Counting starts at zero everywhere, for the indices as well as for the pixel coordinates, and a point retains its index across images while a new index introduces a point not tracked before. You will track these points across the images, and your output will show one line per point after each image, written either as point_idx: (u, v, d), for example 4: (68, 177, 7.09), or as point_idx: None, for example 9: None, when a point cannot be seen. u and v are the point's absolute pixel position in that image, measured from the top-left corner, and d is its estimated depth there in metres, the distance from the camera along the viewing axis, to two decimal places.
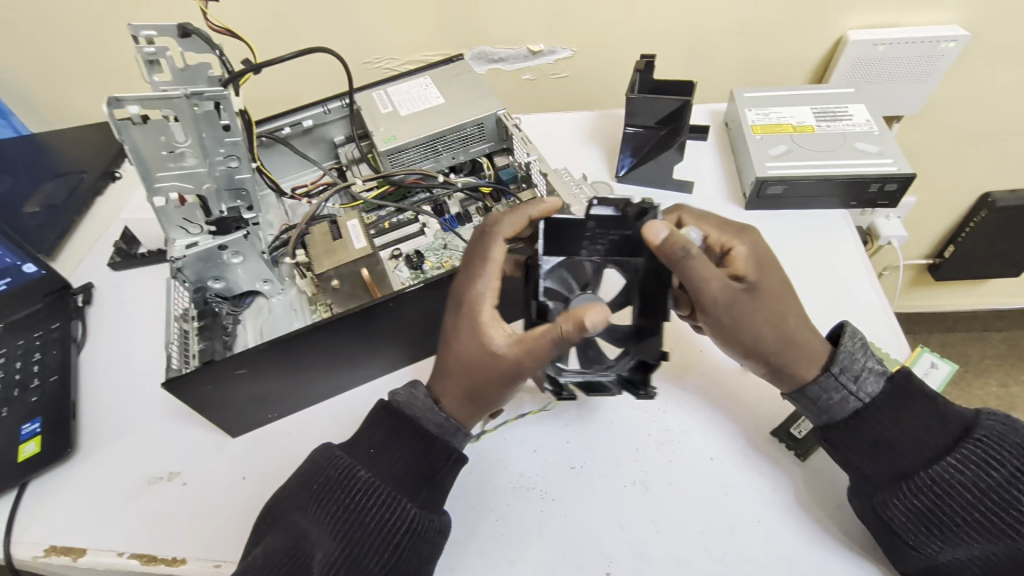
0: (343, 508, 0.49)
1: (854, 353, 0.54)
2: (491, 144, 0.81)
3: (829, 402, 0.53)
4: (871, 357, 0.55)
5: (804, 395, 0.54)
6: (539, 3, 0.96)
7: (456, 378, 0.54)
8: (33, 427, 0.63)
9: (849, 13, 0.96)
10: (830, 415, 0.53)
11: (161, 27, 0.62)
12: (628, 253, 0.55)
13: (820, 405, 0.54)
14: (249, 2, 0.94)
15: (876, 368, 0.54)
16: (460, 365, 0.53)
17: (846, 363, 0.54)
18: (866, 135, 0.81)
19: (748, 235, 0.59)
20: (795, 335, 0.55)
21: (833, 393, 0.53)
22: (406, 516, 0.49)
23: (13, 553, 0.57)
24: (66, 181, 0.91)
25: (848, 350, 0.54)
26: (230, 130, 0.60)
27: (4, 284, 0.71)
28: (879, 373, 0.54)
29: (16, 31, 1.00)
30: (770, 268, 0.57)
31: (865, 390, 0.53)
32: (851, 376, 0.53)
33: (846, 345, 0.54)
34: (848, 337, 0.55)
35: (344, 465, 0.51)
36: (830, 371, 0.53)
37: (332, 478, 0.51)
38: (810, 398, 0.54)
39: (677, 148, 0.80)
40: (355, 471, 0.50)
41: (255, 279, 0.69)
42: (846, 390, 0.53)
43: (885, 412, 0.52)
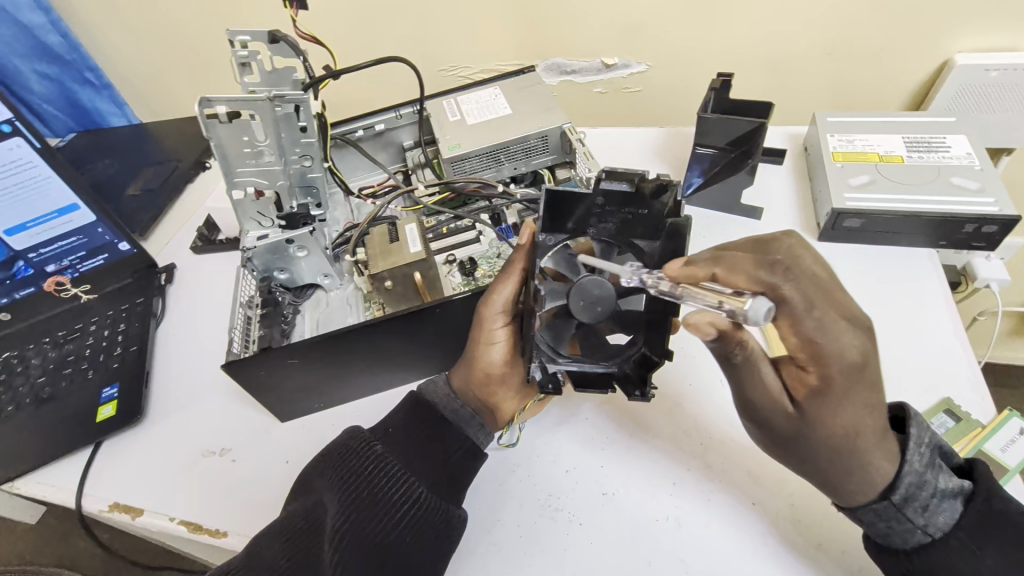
0: (355, 474, 0.50)
1: (923, 477, 0.46)
2: (554, 156, 0.81)
3: (888, 530, 0.47)
4: (944, 477, 0.46)
5: (856, 517, 0.48)
6: (616, 17, 0.95)
7: (465, 364, 0.57)
8: (111, 390, 0.69)
9: (956, 36, 0.88)
10: (890, 541, 0.47)
11: (255, 32, 0.66)
12: (642, 236, 0.50)
13: (877, 529, 0.47)
14: (339, 10, 0.99)
15: (949, 489, 0.46)
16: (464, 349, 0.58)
17: (913, 491, 0.45)
18: (966, 169, 0.73)
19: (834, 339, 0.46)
20: (827, 465, 0.48)
21: (892, 523, 0.46)
22: (412, 493, 0.50)
23: (83, 505, 0.62)
24: (163, 168, 1.00)
25: (916, 471, 0.46)
26: (306, 131, 0.65)
27: (102, 259, 0.79)
28: (956, 493, 0.46)
29: (136, 31, 1.11)
30: (840, 393, 0.46)
31: (935, 522, 0.45)
32: (919, 507, 0.46)
33: (913, 466, 0.46)
34: (914, 449, 0.46)
35: (362, 437, 0.53)
36: (889, 500, 0.46)
37: (353, 448, 0.52)
38: (863, 521, 0.47)
39: (748, 171, 0.75)
40: (372, 443, 0.52)
41: (316, 274, 0.73)
42: (911, 523, 0.46)
43: (972, 536, 0.45)
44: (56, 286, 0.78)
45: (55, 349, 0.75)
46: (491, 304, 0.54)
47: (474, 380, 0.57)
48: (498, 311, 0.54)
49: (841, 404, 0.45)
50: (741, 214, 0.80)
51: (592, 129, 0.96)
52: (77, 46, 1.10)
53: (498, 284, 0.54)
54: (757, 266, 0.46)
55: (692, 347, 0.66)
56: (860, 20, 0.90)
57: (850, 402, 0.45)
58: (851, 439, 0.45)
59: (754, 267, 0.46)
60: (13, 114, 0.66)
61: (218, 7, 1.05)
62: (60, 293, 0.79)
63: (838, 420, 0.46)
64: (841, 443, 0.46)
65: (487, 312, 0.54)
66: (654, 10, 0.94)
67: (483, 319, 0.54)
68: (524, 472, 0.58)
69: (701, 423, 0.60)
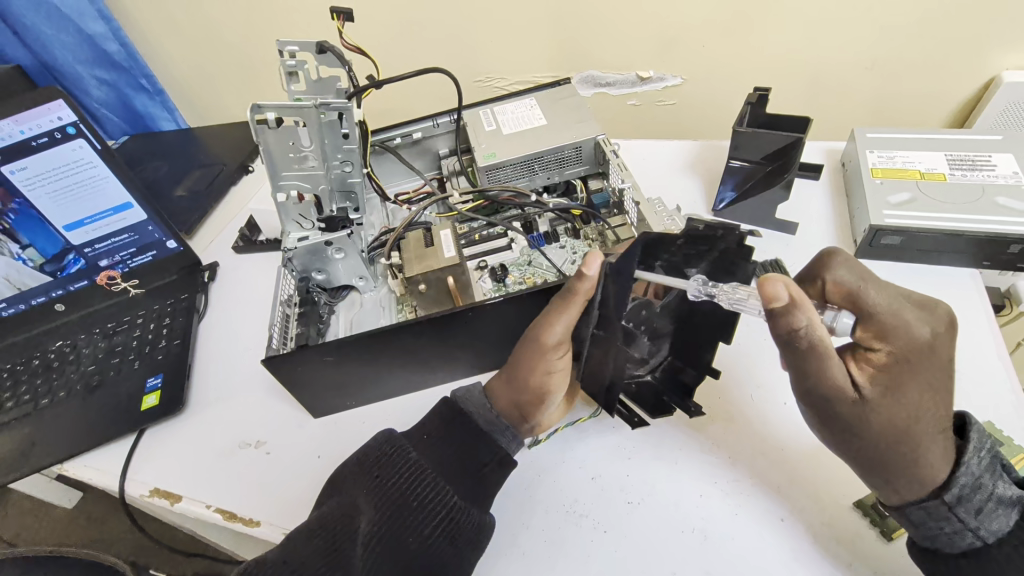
0: (390, 481, 0.51)
1: (979, 478, 0.46)
2: (587, 167, 0.82)
3: (936, 532, 0.47)
4: (1001, 482, 0.46)
5: (905, 516, 0.48)
6: (653, 31, 0.96)
7: (512, 385, 0.57)
8: (155, 381, 0.72)
9: (1003, 52, 0.87)
10: (937, 544, 0.47)
11: (303, 43, 0.69)
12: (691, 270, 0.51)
13: (923, 530, 0.47)
14: (381, 21, 1.03)
15: (1005, 497, 0.46)
16: (511, 368, 0.57)
17: (968, 492, 0.46)
18: (1011, 189, 0.71)
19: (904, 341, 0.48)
20: (880, 457, 0.47)
21: (944, 523, 0.46)
22: (446, 502, 0.51)
23: (126, 489, 0.65)
24: (209, 170, 1.04)
25: (972, 472, 0.46)
26: (348, 138, 0.68)
27: (151, 256, 0.82)
28: (1011, 503, 0.46)
29: (190, 39, 1.17)
30: (907, 388, 0.47)
31: (988, 527, 0.45)
32: (973, 509, 0.46)
33: (970, 465, 0.46)
34: (973, 452, 0.47)
35: (398, 444, 0.54)
36: (945, 500, 0.46)
37: (388, 453, 0.53)
38: (911, 521, 0.47)
39: (784, 187, 0.75)
40: (406, 450, 0.53)
41: (352, 276, 0.75)
42: (962, 524, 0.45)
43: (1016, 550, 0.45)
44: (107, 280, 0.82)
45: (105, 339, 0.78)
46: (552, 338, 0.52)
47: (520, 400, 0.57)
48: (557, 343, 0.53)
49: (903, 389, 0.47)
50: (774, 228, 0.79)
51: (626, 141, 0.97)
52: (134, 55, 1.15)
53: (556, 319, 0.52)
54: (849, 266, 0.51)
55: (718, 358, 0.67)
56: (903, 35, 0.88)
57: (913, 387, 0.47)
58: (912, 425, 0.46)
59: (843, 274, 0.51)
60: (77, 117, 0.70)
61: (267, 18, 1.09)
62: (111, 287, 0.82)
63: (896, 407, 0.47)
64: (905, 427, 0.46)
65: (546, 346, 0.53)
66: (692, 24, 0.94)
67: (541, 351, 0.53)
68: (552, 475, 0.59)
69: (730, 437, 0.60)
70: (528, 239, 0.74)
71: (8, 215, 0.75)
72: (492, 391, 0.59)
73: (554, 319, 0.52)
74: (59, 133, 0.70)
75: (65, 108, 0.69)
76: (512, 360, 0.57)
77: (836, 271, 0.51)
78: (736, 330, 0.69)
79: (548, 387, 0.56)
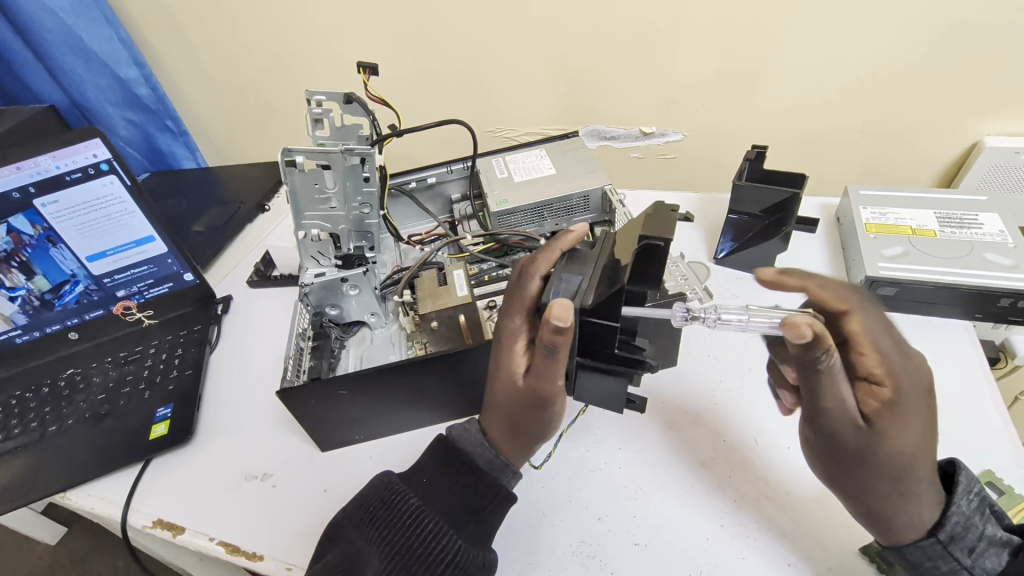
0: (392, 530, 0.50)
1: (970, 519, 0.47)
2: (594, 216, 0.85)
3: (933, 570, 0.48)
4: (989, 523, 0.48)
5: (902, 556, 0.49)
6: (656, 90, 1.02)
7: (518, 428, 0.56)
8: (165, 410, 0.73)
9: (984, 119, 0.93)
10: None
11: (330, 93, 0.73)
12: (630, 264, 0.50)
13: (921, 570, 0.48)
14: (401, 75, 1.10)
15: (997, 537, 0.47)
16: (512, 424, 0.56)
17: (959, 531, 0.47)
18: (999, 246, 0.75)
19: (911, 372, 0.48)
20: (888, 491, 0.48)
21: (939, 562, 0.47)
22: (450, 547, 0.49)
23: (129, 519, 0.65)
24: (227, 208, 1.08)
25: (964, 512, 0.47)
26: (369, 181, 0.69)
27: (168, 287, 0.85)
28: (1002, 543, 0.47)
29: (217, 84, 1.23)
30: (908, 428, 0.47)
31: (982, 565, 0.46)
32: (965, 548, 0.47)
33: (961, 506, 0.48)
34: (963, 493, 0.48)
35: (399, 489, 0.53)
36: (937, 537, 0.47)
37: (386, 501, 0.52)
38: (909, 561, 0.49)
39: (781, 239, 0.78)
40: (407, 497, 0.52)
41: (364, 312, 0.77)
42: (957, 563, 0.47)
43: None
44: (123, 310, 0.84)
45: (116, 369, 0.79)
46: (554, 387, 0.53)
47: (530, 437, 0.57)
48: (560, 388, 0.53)
49: (908, 420, 0.47)
50: None
51: (630, 191, 1.02)
52: (163, 98, 1.22)
53: (553, 371, 0.52)
54: (836, 292, 0.49)
55: (723, 401, 0.68)
56: (890, 102, 0.95)
57: (914, 419, 0.48)
58: (914, 457, 0.48)
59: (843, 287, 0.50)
60: (111, 155, 0.73)
61: (292, 68, 1.16)
62: (126, 317, 0.84)
63: (902, 440, 0.47)
64: (908, 457, 0.48)
65: (550, 395, 0.53)
66: (692, 85, 1.00)
67: (545, 400, 0.54)
68: (558, 517, 0.59)
69: (735, 481, 0.61)
70: None
71: (26, 248, 0.75)
72: (493, 438, 0.58)
73: (550, 363, 0.51)
74: (92, 169, 0.73)
75: (101, 146, 0.72)
76: (509, 417, 0.56)
77: (823, 289, 0.49)
78: (737, 374, 0.71)
79: (554, 425, 0.57)
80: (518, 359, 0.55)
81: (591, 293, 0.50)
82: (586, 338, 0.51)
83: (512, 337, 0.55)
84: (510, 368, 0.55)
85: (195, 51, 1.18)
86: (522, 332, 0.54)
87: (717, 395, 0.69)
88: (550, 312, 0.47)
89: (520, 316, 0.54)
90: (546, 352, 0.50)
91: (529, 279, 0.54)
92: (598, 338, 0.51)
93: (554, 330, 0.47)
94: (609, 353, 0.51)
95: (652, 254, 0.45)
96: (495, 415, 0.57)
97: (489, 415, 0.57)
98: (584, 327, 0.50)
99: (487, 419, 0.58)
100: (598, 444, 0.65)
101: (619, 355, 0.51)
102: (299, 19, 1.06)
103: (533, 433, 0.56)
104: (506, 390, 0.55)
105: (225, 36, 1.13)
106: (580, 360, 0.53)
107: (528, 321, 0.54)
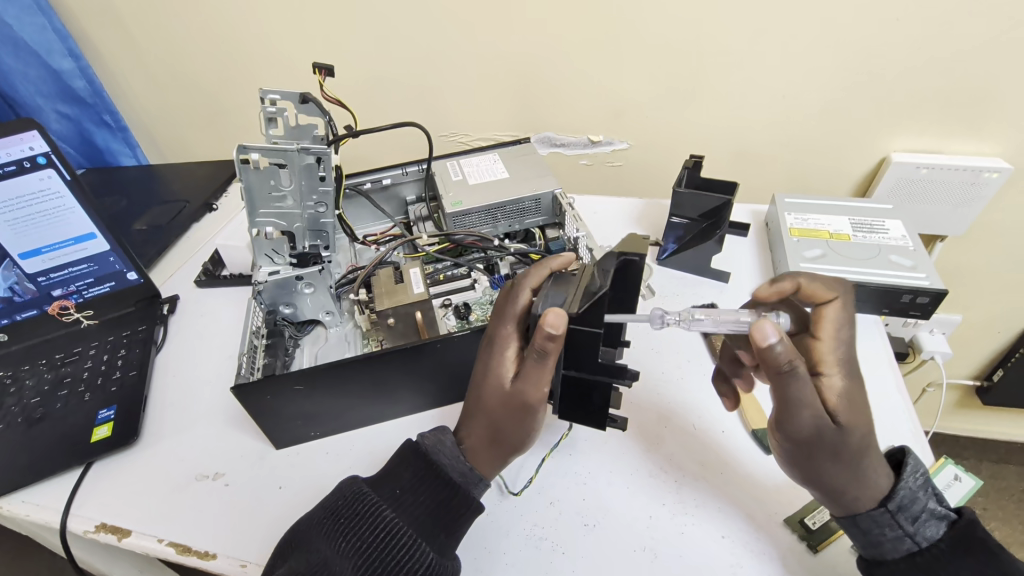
0: (366, 542, 0.51)
1: (915, 492, 0.53)
2: (545, 218, 0.89)
3: (880, 538, 0.53)
4: (932, 498, 0.54)
5: (855, 525, 0.54)
6: (602, 100, 1.08)
7: (494, 433, 0.58)
8: (108, 412, 0.71)
9: (891, 137, 1.02)
10: (881, 551, 0.53)
11: (285, 92, 0.73)
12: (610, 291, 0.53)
13: (870, 538, 0.53)
14: (356, 77, 1.11)
15: (937, 511, 0.53)
16: (492, 431, 0.58)
17: (906, 502, 0.53)
18: (902, 249, 0.84)
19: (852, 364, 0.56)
20: (845, 476, 0.53)
21: (886, 530, 0.52)
22: (424, 560, 0.50)
23: (68, 524, 0.62)
24: (171, 207, 1.05)
25: (909, 487, 0.53)
26: (325, 180, 0.70)
27: (109, 287, 0.82)
28: (941, 516, 0.53)
29: (159, 78, 1.20)
30: (859, 410, 0.54)
31: (922, 534, 0.52)
32: (909, 516, 0.52)
33: (908, 482, 0.54)
34: (910, 472, 0.54)
35: (371, 502, 0.53)
36: (886, 507, 0.53)
37: (359, 511, 0.52)
38: (861, 530, 0.53)
39: (717, 240, 0.85)
40: (381, 510, 0.52)
41: (319, 310, 0.77)
42: (902, 530, 0.52)
43: (945, 559, 0.51)
44: (59, 310, 0.80)
45: (51, 371, 0.76)
46: (538, 395, 0.56)
47: (504, 445, 0.58)
48: (543, 397, 0.56)
49: (856, 407, 0.54)
50: (710, 277, 0.88)
51: (579, 196, 1.07)
52: (100, 92, 1.18)
53: (539, 377, 0.55)
54: (827, 283, 0.58)
55: (664, 389, 0.73)
56: (811, 120, 1.04)
57: (860, 404, 0.54)
58: (866, 445, 0.53)
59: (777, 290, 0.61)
60: (50, 148, 0.71)
61: (239, 67, 1.14)
62: (62, 317, 0.80)
63: (857, 425, 0.53)
64: (862, 447, 0.53)
65: (534, 402, 0.56)
66: (636, 97, 1.06)
67: (529, 408, 0.56)
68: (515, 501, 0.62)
69: (675, 465, 0.65)
70: (490, 278, 0.80)
71: None
72: (463, 443, 0.59)
73: (537, 367, 0.54)
74: (28, 162, 0.71)
75: (39, 139, 0.70)
76: (491, 422, 0.57)
77: (812, 282, 0.59)
78: (675, 363, 0.77)
79: (531, 437, 0.59)
80: (507, 364, 0.57)
81: (576, 302, 0.53)
82: (572, 350, 0.55)
83: (503, 344, 0.58)
84: (498, 372, 0.57)
85: (136, 45, 1.14)
86: (512, 339, 0.58)
87: (657, 383, 0.74)
88: (545, 319, 0.51)
89: (512, 325, 0.58)
90: (537, 358, 0.53)
91: (519, 290, 0.58)
92: (584, 348, 0.55)
93: (547, 336, 0.51)
94: (594, 364, 0.55)
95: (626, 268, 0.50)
96: (473, 420, 0.58)
97: (468, 422, 0.59)
98: (572, 334, 0.54)
99: (465, 426, 0.59)
100: (550, 432, 0.69)
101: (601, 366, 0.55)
102: (248, 16, 1.05)
103: (509, 443, 0.58)
104: (493, 394, 0.57)
105: (169, 31, 1.10)
106: (566, 372, 0.57)
107: (518, 329, 0.58)
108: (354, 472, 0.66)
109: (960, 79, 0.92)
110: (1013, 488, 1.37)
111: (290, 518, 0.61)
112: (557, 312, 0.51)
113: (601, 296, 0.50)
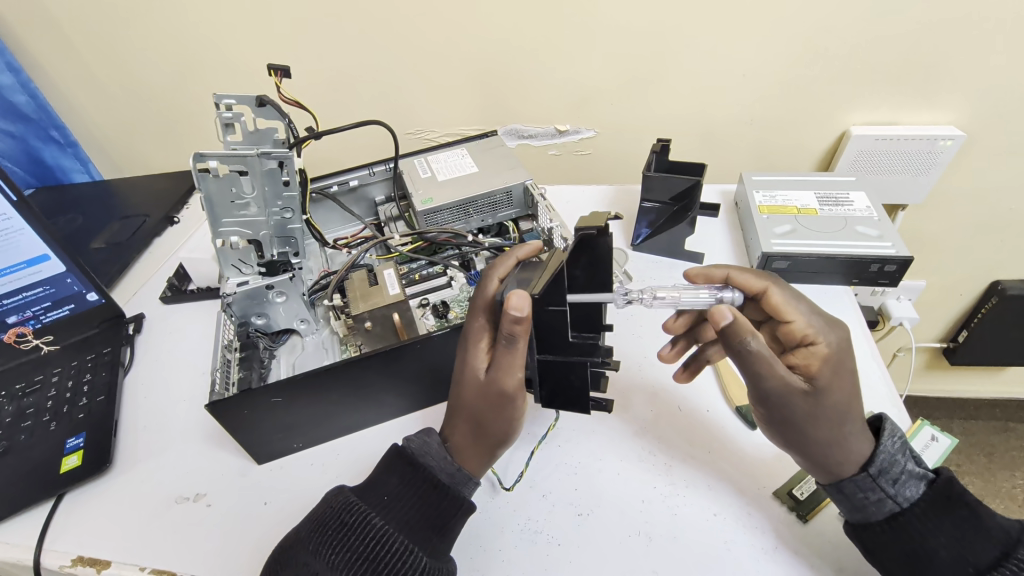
0: (356, 554, 0.50)
1: (894, 454, 0.54)
2: (518, 210, 0.88)
3: (864, 501, 0.53)
4: (910, 460, 0.55)
5: (839, 491, 0.54)
6: (567, 89, 1.08)
7: (473, 429, 0.57)
8: (76, 440, 0.68)
9: (852, 113, 1.04)
10: (865, 515, 0.53)
11: (240, 97, 0.71)
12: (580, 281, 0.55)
13: (854, 503, 0.54)
14: (315, 78, 1.08)
15: (915, 471, 0.54)
16: (474, 426, 0.57)
17: (886, 465, 0.54)
18: (867, 220, 0.86)
19: (836, 331, 0.58)
20: (833, 438, 0.54)
21: (871, 494, 0.53)
22: (418, 565, 0.50)
23: (43, 560, 0.60)
24: (130, 222, 1.01)
25: (889, 450, 0.54)
26: (289, 185, 0.67)
27: (68, 310, 0.79)
28: (920, 476, 0.54)
29: (106, 89, 1.14)
30: (843, 376, 0.55)
31: (904, 494, 0.53)
32: (891, 479, 0.53)
33: (887, 446, 0.55)
34: (888, 436, 0.55)
35: (358, 510, 0.52)
36: (867, 472, 0.53)
37: (347, 522, 0.51)
38: (844, 494, 0.54)
39: (688, 223, 0.85)
40: (370, 519, 0.51)
41: (293, 319, 0.75)
42: (883, 493, 0.53)
43: (926, 519, 0.51)
44: (16, 338, 0.76)
45: (13, 402, 0.72)
46: (512, 381, 0.55)
47: (485, 441, 0.57)
48: (519, 383, 0.55)
49: (840, 375, 0.55)
50: (684, 258, 0.89)
51: (550, 187, 1.07)
52: (46, 106, 1.15)
53: (512, 363, 0.54)
54: (757, 276, 0.62)
55: (648, 369, 0.74)
56: (773, 100, 1.05)
57: (844, 372, 0.56)
58: (848, 412, 0.54)
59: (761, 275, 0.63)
60: None
61: (191, 73, 1.10)
62: (21, 345, 0.77)
63: (838, 391, 0.55)
64: (842, 412, 0.54)
65: (511, 391, 0.55)
66: (601, 85, 1.06)
67: (506, 396, 0.55)
68: (507, 497, 0.62)
69: (658, 448, 0.65)
70: (467, 275, 0.79)
71: None
72: (446, 437, 0.59)
73: (506, 355, 0.53)
74: None
75: None
76: (473, 417, 0.57)
77: (743, 275, 0.63)
78: (654, 343, 0.78)
79: (516, 429, 0.58)
80: (481, 356, 0.57)
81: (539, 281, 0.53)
82: (546, 331, 0.55)
83: (476, 336, 0.57)
84: (473, 365, 0.57)
85: (78, 56, 1.09)
86: (484, 332, 0.57)
87: (641, 367, 0.74)
88: (509, 303, 0.50)
89: (482, 315, 0.57)
90: (505, 342, 0.52)
91: (487, 280, 0.57)
92: (556, 327, 0.54)
93: (513, 320, 0.50)
94: (566, 343, 0.55)
95: (587, 243, 0.53)
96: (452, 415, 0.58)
97: (452, 421, 0.58)
98: (541, 315, 0.54)
99: (450, 427, 0.59)
100: (536, 423, 0.69)
101: (575, 345, 0.55)
102: (196, 21, 1.01)
103: (493, 436, 0.57)
104: (470, 389, 0.56)
105: (115, 37, 1.05)
106: (542, 357, 0.57)
107: (489, 320, 0.57)
108: (340, 481, 0.64)
109: (912, 50, 0.94)
110: (982, 443, 1.42)
111: (279, 535, 0.59)
112: (520, 295, 0.50)
113: (563, 268, 0.51)
